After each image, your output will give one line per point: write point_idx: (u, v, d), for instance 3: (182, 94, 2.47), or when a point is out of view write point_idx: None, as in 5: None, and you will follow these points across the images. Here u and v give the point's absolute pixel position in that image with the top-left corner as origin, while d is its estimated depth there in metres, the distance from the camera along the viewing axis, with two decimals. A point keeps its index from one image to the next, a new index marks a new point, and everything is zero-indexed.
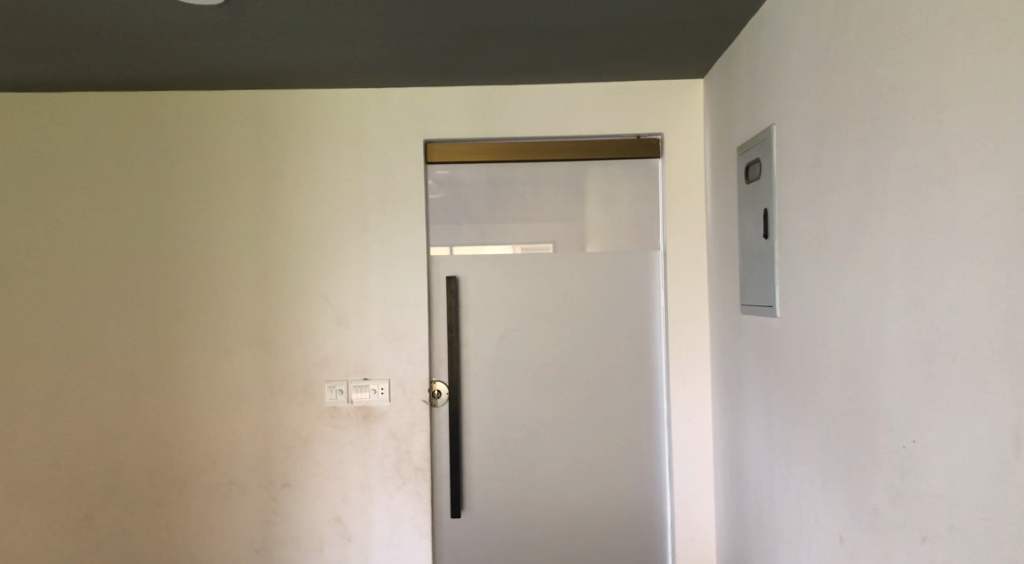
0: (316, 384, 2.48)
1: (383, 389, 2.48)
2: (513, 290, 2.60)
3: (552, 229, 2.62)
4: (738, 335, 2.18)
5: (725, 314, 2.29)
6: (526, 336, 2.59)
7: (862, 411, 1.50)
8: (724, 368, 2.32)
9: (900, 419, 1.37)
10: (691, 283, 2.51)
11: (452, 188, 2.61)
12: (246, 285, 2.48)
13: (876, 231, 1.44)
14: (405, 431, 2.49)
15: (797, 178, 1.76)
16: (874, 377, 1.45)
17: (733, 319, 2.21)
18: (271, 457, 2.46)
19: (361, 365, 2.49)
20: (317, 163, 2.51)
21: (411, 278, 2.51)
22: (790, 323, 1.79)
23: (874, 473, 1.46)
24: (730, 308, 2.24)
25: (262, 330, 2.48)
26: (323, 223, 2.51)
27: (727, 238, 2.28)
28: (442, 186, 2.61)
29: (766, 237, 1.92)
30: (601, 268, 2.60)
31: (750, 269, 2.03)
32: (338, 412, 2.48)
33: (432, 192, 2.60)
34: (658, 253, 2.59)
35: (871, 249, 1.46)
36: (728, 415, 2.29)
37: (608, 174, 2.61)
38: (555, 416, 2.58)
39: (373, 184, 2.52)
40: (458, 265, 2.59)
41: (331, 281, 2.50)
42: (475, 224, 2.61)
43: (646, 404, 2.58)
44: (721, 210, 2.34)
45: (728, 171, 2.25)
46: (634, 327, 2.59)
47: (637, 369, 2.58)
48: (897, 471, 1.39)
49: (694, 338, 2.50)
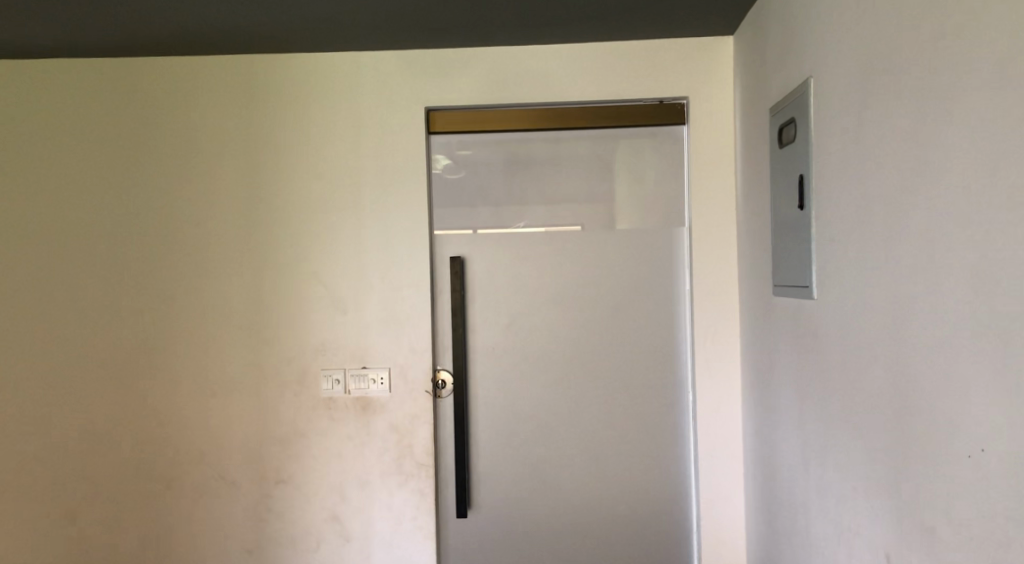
0: (311, 374, 2.33)
1: (383, 379, 2.32)
2: (524, 273, 2.39)
3: (566, 205, 2.40)
4: (769, 321, 1.95)
5: (756, 297, 2.06)
6: (538, 321, 2.39)
7: (911, 412, 1.27)
8: (756, 358, 2.08)
9: (956, 420, 1.14)
10: (718, 264, 2.27)
11: (457, 161, 2.40)
12: (235, 268, 2.33)
13: (928, 196, 1.20)
14: (407, 424, 2.32)
15: (834, 138, 1.52)
16: (921, 375, 1.23)
17: (765, 303, 1.98)
18: (263, 449, 2.33)
19: (358, 353, 2.33)
20: (310, 136, 2.33)
21: (412, 259, 2.33)
22: (827, 308, 1.55)
23: (925, 486, 1.23)
24: (762, 290, 2.01)
25: (253, 314, 2.33)
26: (316, 199, 2.33)
27: (759, 213, 2.03)
28: (453, 163, 2.40)
29: (800, 208, 1.66)
30: (618, 247, 2.37)
31: (781, 247, 1.80)
32: (335, 403, 2.33)
33: (442, 170, 2.40)
34: (683, 230, 2.35)
35: (921, 218, 1.22)
36: (759, 409, 2.06)
37: (626, 144, 2.38)
38: (570, 408, 2.38)
39: (371, 157, 2.33)
40: (463, 244, 2.39)
41: (326, 262, 2.33)
42: (481, 200, 2.40)
43: (669, 396, 2.36)
44: (752, 182, 2.09)
45: (760, 137, 2.01)
46: (655, 311, 2.36)
47: (658, 357, 2.36)
48: (952, 484, 1.16)
49: (721, 324, 2.27)
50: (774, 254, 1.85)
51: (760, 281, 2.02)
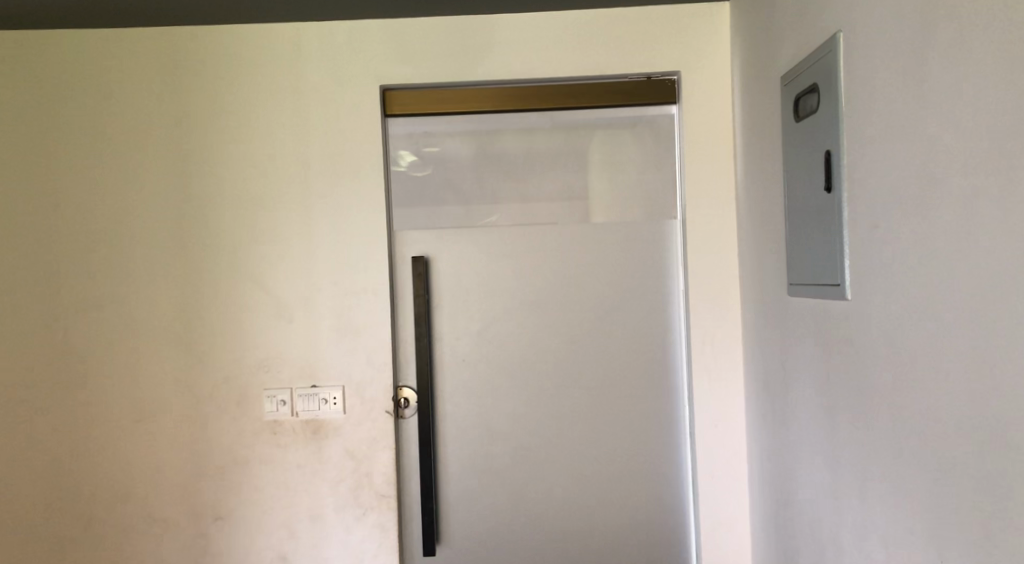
0: (253, 394, 2.01)
1: (336, 399, 2.01)
2: (497, 274, 2.10)
3: (545, 197, 2.12)
4: (782, 325, 1.69)
5: (765, 298, 1.80)
6: (513, 329, 2.10)
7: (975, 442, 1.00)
8: (765, 367, 1.82)
9: None
10: (716, 260, 2.01)
11: (419, 149, 2.11)
12: (164, 273, 2.01)
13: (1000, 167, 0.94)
14: (365, 449, 2.02)
15: (866, 106, 1.26)
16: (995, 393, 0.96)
17: (777, 304, 1.72)
18: (196, 483, 2.00)
19: (308, 368, 2.02)
20: (248, 119, 2.02)
21: (369, 261, 2.03)
22: (863, 311, 1.29)
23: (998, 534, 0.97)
24: (772, 289, 1.75)
25: (184, 325, 2.00)
26: (256, 192, 2.02)
27: (766, 201, 1.78)
28: (419, 156, 2.11)
29: (827, 192, 1.40)
30: (603, 243, 2.10)
31: (799, 240, 1.54)
32: (280, 427, 2.01)
33: (406, 167, 2.11)
34: (675, 223, 2.09)
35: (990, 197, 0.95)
36: (771, 425, 1.80)
37: (610, 127, 2.11)
38: (552, 426, 2.10)
39: (319, 143, 2.02)
40: (427, 242, 2.10)
41: (269, 264, 2.02)
42: (450, 195, 2.11)
43: (663, 411, 2.09)
44: (757, 167, 1.83)
45: (767, 114, 1.75)
46: (645, 315, 2.09)
47: (649, 367, 2.09)
48: None
49: (720, 329, 2.01)
50: (789, 247, 1.59)
51: (771, 278, 1.76)
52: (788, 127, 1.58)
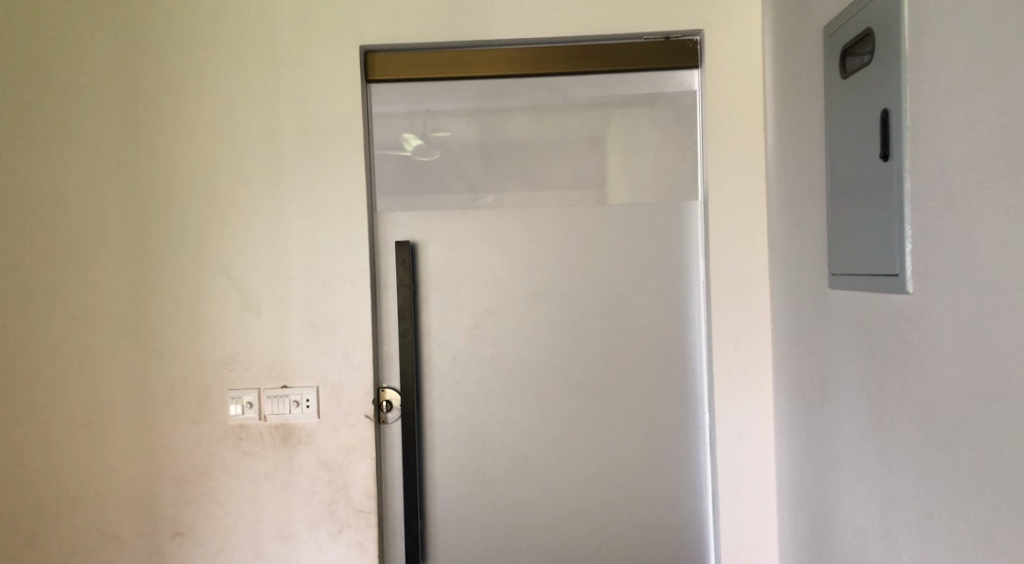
0: (218, 394, 1.80)
1: (308, 401, 1.79)
2: (492, 261, 1.86)
3: (547, 176, 1.87)
4: (820, 325, 1.44)
5: (800, 294, 1.54)
6: (510, 324, 1.86)
7: None
8: (799, 372, 1.56)
9: None
10: (743, 248, 1.75)
11: (409, 125, 1.86)
12: (118, 259, 1.80)
13: None
14: (340, 458, 1.80)
15: (936, 50, 0.99)
16: None
17: (815, 300, 1.46)
18: (154, 493, 1.80)
19: (278, 367, 1.80)
20: (212, 87, 1.80)
21: (346, 247, 1.80)
22: (928, 310, 1.03)
23: None
24: (809, 282, 1.49)
25: (140, 318, 1.80)
26: (220, 168, 1.80)
27: (803, 178, 1.51)
28: (426, 140, 1.87)
29: (882, 160, 1.13)
30: (613, 228, 1.85)
31: (845, 222, 1.27)
32: (247, 433, 1.80)
33: (413, 151, 1.86)
34: (695, 206, 1.83)
35: None
36: (805, 441, 1.54)
37: (622, 95, 1.85)
38: (552, 435, 1.86)
39: (290, 113, 1.79)
40: (413, 226, 1.86)
41: (234, 250, 1.80)
42: (454, 177, 1.87)
43: (679, 420, 1.84)
44: (793, 139, 1.57)
45: (806, 76, 1.48)
46: (660, 311, 1.84)
47: (664, 369, 1.84)
48: None
49: (745, 326, 1.75)
50: (832, 231, 1.33)
51: (808, 270, 1.49)
52: (832, 88, 1.31)
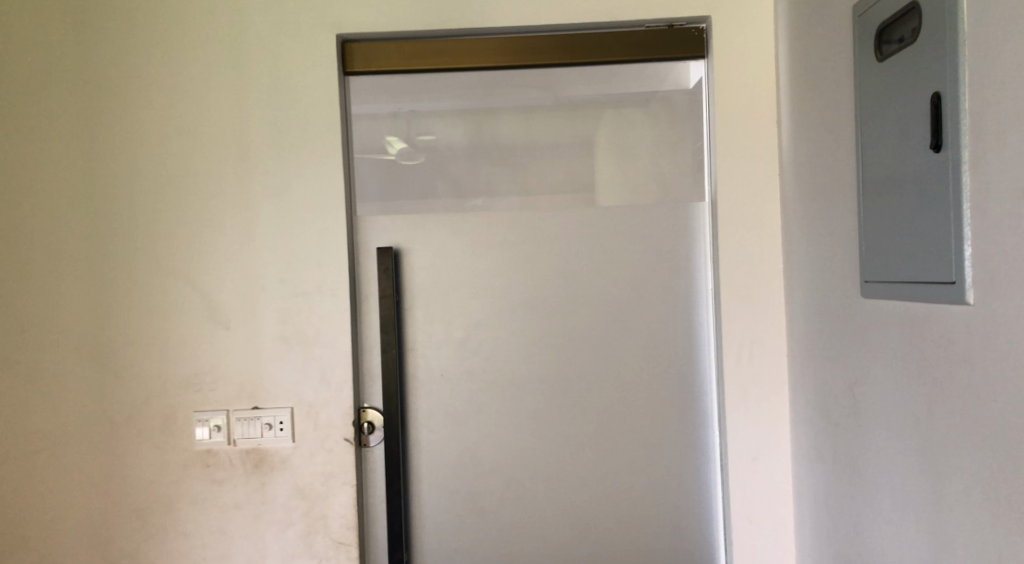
0: (182, 417, 1.63)
1: (282, 424, 1.63)
2: (484, 269, 1.72)
3: (542, 176, 1.72)
4: (849, 337, 1.30)
5: (824, 302, 1.40)
6: (504, 336, 1.71)
7: None
8: (823, 388, 1.43)
9: None
10: (755, 253, 1.61)
11: (393, 126, 1.72)
12: (71, 268, 1.63)
13: None
14: (318, 486, 1.64)
15: (1003, 22, 0.86)
16: None
17: (844, 309, 1.32)
18: (111, 527, 1.63)
19: (248, 386, 1.64)
20: (173, 80, 1.64)
21: (323, 254, 1.64)
22: (993, 322, 0.89)
23: None
24: (836, 289, 1.35)
25: (95, 333, 1.63)
26: (183, 169, 1.64)
27: (827, 175, 1.38)
28: (411, 143, 1.72)
29: (931, 151, 0.99)
30: (614, 232, 1.70)
31: (881, 224, 1.14)
32: (214, 459, 1.63)
33: (396, 155, 1.72)
34: (702, 208, 1.69)
35: None
36: (832, 464, 1.39)
37: (622, 89, 1.71)
38: (550, 457, 1.71)
39: (262, 107, 1.64)
40: (396, 231, 1.71)
41: (200, 257, 1.64)
42: (441, 177, 1.72)
43: (688, 439, 1.70)
44: (813, 133, 1.43)
45: (831, 63, 1.35)
46: (665, 321, 1.70)
47: (670, 384, 1.70)
48: None
49: (758, 337, 1.61)
50: (864, 233, 1.20)
51: (834, 276, 1.36)
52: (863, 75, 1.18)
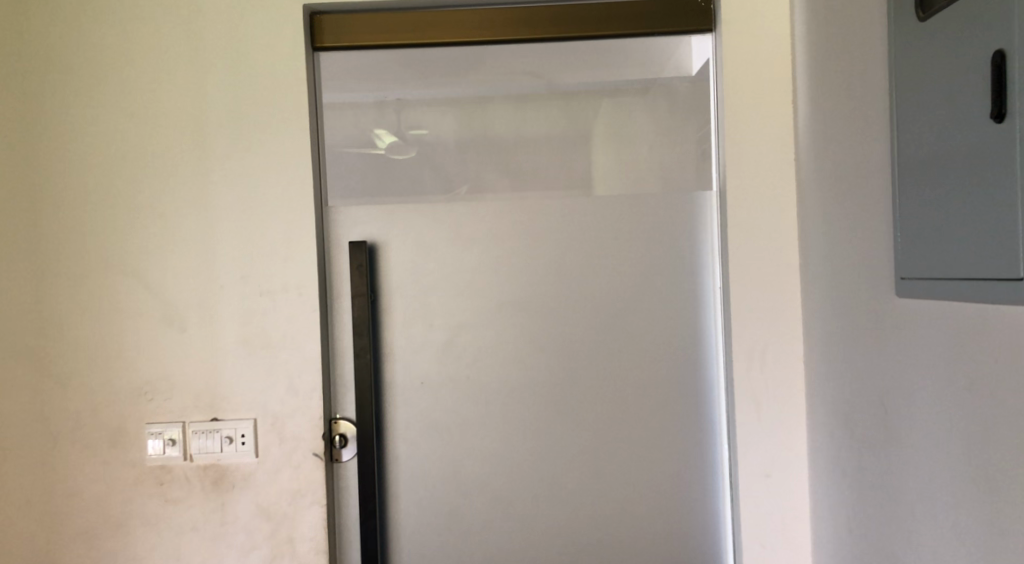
0: (133, 430, 1.47)
1: (244, 437, 1.47)
2: (468, 265, 1.56)
3: (534, 162, 1.56)
4: (892, 340, 1.14)
5: (855, 303, 1.25)
6: (491, 340, 1.56)
7: None
8: (853, 399, 1.27)
9: None
10: (769, 246, 1.45)
11: (378, 118, 1.56)
12: (9, 264, 1.47)
13: None
14: (284, 506, 1.48)
15: None
16: None
17: (883, 309, 1.17)
18: (54, 552, 1.47)
19: (206, 396, 1.48)
20: (119, 57, 1.48)
21: (288, 248, 1.48)
22: None
23: None
24: (877, 285, 1.19)
25: (36, 336, 1.47)
26: (132, 154, 1.48)
27: (862, 159, 1.22)
28: (401, 137, 1.56)
29: (1002, 120, 0.83)
30: (613, 224, 1.55)
31: (931, 212, 0.98)
32: (168, 476, 1.47)
33: (386, 150, 1.56)
34: (708, 198, 1.54)
35: None
36: (865, 481, 1.24)
37: (621, 66, 1.55)
38: (542, 472, 1.55)
39: (221, 86, 1.47)
40: (371, 223, 1.55)
41: (153, 251, 1.48)
42: (421, 165, 1.56)
43: (693, 453, 1.54)
44: (844, 111, 1.28)
45: (866, 32, 1.19)
46: (668, 322, 1.54)
47: (674, 391, 1.54)
48: None
49: (772, 340, 1.46)
50: (903, 221, 1.05)
51: (872, 272, 1.20)
52: (905, 43, 1.03)
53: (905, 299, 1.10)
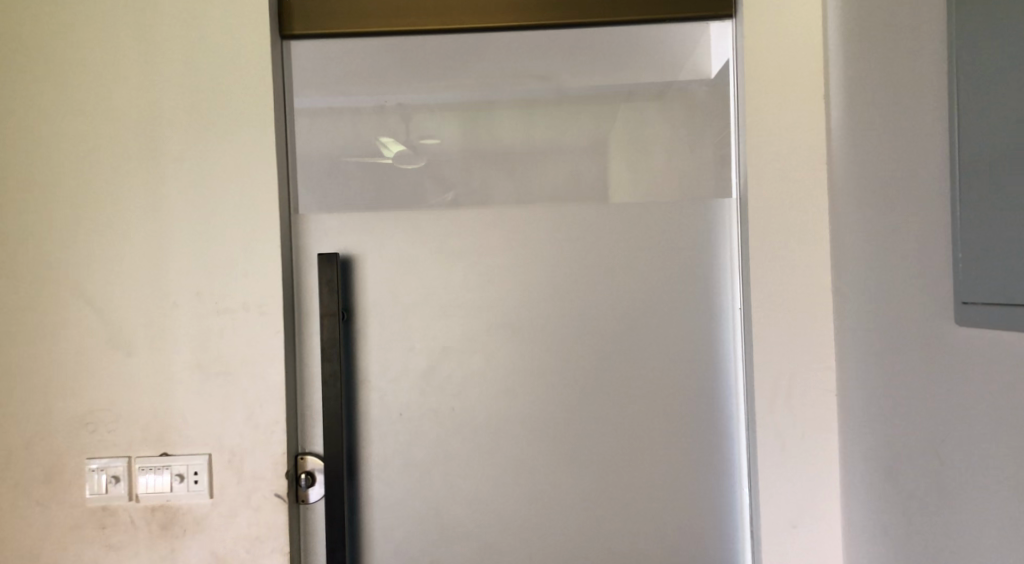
0: (73, 467, 1.31)
1: (197, 475, 1.31)
2: (454, 282, 1.38)
3: (529, 165, 1.39)
4: (954, 377, 0.94)
5: (903, 331, 1.05)
6: (478, 367, 1.38)
7: None
8: (900, 446, 1.07)
9: None
10: (798, 263, 1.25)
11: (379, 124, 1.40)
12: None
13: None
14: (240, 554, 1.31)
15: None
16: None
17: (940, 339, 0.97)
18: None
19: (156, 428, 1.32)
20: (64, 49, 1.33)
21: (248, 261, 1.32)
22: None
23: None
24: (929, 310, 1.00)
25: None
26: (76, 158, 1.33)
27: (912, 159, 1.03)
28: (411, 147, 1.39)
29: None
30: (617, 237, 1.36)
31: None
32: (112, 519, 1.31)
33: (392, 159, 1.39)
34: (726, 208, 1.35)
35: None
36: (918, 546, 1.04)
37: (626, 59, 1.38)
38: (535, 518, 1.36)
39: (176, 82, 1.32)
40: (345, 235, 1.38)
41: (98, 266, 1.32)
42: (402, 170, 1.39)
43: (710, 499, 1.35)
44: (887, 104, 1.09)
45: (919, 8, 1.00)
46: (681, 349, 1.35)
47: (686, 427, 1.35)
48: None
49: (802, 372, 1.25)
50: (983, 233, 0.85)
51: (925, 294, 1.00)
52: (988, 14, 0.83)
53: (974, 329, 0.90)
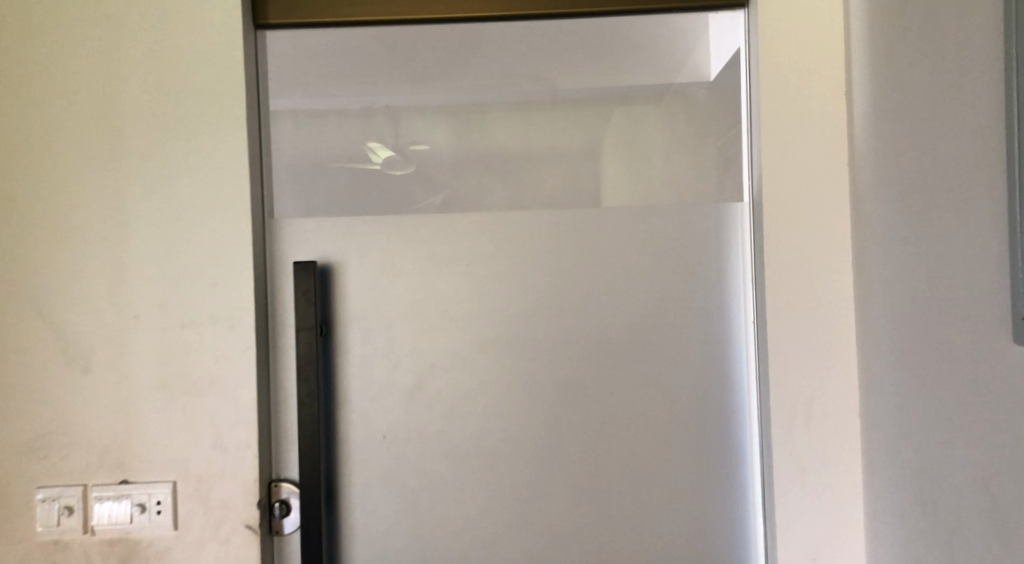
0: (22, 496, 1.19)
1: (159, 505, 1.19)
2: (442, 292, 1.27)
3: (524, 166, 1.28)
4: (1003, 404, 0.84)
5: (941, 350, 0.95)
6: (468, 384, 1.27)
7: None
8: (936, 476, 0.97)
9: None
10: (816, 272, 1.15)
11: (364, 126, 1.30)
12: None
13: None
14: None
15: None
16: None
17: (986, 361, 0.87)
18: None
19: (114, 453, 1.20)
20: (13, 37, 1.21)
21: (217, 271, 1.20)
22: None
23: None
24: (972, 326, 0.90)
25: None
26: (28, 155, 1.21)
27: (952, 160, 0.93)
28: (396, 146, 1.29)
29: None
30: (620, 244, 1.26)
31: None
32: (65, 553, 1.19)
33: (380, 164, 1.29)
34: (737, 213, 1.25)
35: None
36: None
37: (630, 53, 1.29)
38: (531, 548, 1.26)
39: (138, 74, 1.21)
40: (324, 241, 1.27)
41: (51, 274, 1.21)
42: (387, 171, 1.29)
43: (720, 528, 1.25)
44: (919, 97, 1.00)
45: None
46: (688, 365, 1.25)
47: (695, 450, 1.25)
48: None
49: (822, 391, 1.15)
50: None
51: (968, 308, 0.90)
52: None
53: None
